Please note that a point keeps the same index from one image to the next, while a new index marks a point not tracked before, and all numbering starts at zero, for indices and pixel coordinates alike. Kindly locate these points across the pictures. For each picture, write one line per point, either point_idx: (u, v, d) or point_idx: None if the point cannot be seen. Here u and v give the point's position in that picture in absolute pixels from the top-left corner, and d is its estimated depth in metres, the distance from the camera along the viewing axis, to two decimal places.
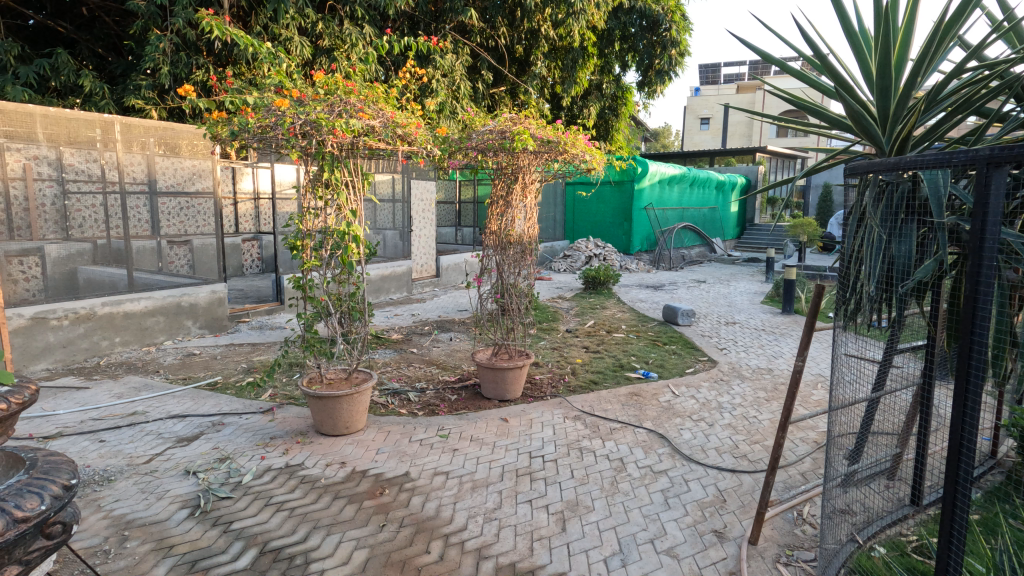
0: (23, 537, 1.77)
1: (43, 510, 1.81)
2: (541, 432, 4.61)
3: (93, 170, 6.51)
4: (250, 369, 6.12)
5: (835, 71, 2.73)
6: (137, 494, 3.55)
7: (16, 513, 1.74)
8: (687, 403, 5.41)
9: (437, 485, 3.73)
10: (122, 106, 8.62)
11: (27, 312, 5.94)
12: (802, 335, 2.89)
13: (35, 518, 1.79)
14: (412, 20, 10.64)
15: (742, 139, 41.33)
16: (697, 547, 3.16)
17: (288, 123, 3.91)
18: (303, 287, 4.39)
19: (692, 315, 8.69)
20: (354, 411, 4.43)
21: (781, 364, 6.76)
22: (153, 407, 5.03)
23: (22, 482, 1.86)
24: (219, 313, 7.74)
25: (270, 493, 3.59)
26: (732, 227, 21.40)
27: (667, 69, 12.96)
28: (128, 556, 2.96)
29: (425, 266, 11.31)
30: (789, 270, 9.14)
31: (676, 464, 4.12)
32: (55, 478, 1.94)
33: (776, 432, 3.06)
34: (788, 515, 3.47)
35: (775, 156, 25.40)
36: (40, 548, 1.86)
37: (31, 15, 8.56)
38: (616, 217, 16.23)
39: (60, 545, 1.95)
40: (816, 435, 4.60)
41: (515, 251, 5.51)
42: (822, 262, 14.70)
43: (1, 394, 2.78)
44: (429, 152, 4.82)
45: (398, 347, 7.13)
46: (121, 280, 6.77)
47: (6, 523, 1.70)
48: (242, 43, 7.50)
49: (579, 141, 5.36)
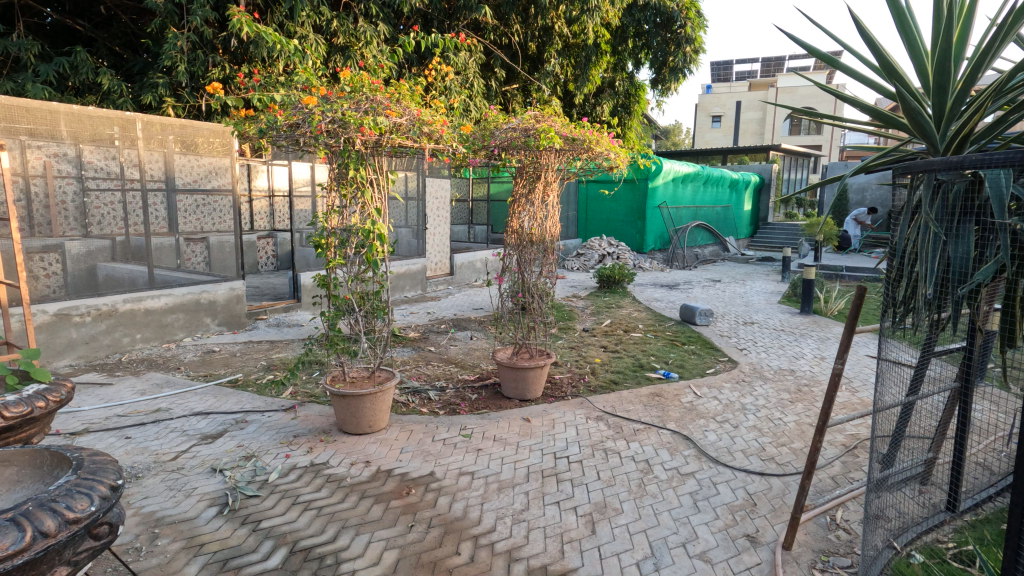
0: (73, 537, 1.79)
1: (92, 511, 1.83)
2: (564, 432, 4.58)
3: (112, 167, 6.71)
4: (270, 367, 6.13)
5: (890, 67, 2.63)
6: (165, 491, 3.56)
7: (67, 514, 1.76)
8: (710, 403, 5.35)
9: (463, 486, 3.71)
10: (139, 103, 8.66)
11: (50, 308, 5.99)
12: (843, 337, 2.82)
13: (85, 519, 1.81)
14: (426, 17, 10.59)
15: (754, 137, 40.99)
16: (730, 551, 3.12)
17: (316, 121, 3.88)
18: (328, 284, 4.39)
19: (710, 314, 8.61)
20: (377, 410, 4.42)
21: (803, 365, 6.69)
22: (176, 404, 5.05)
23: (72, 482, 1.88)
24: (237, 310, 7.75)
25: (297, 492, 3.59)
26: (745, 226, 21.24)
27: (682, 66, 12.78)
28: (160, 554, 2.97)
29: (439, 264, 11.32)
30: (808, 269, 9.02)
31: (703, 466, 4.07)
32: (102, 478, 1.96)
33: (813, 435, 2.98)
34: (822, 520, 3.41)
35: (789, 155, 25.16)
36: (88, 548, 1.88)
37: (49, 13, 8.61)
38: (630, 216, 16.13)
39: (106, 546, 1.95)
40: (844, 438, 4.54)
41: (536, 250, 5.46)
42: (837, 262, 14.42)
43: (40, 392, 2.93)
44: (455, 150, 4.81)
45: (416, 345, 7.12)
46: (140, 277, 6.82)
47: (58, 524, 1.73)
48: (270, 40, 7.57)
49: (602, 138, 5.31)
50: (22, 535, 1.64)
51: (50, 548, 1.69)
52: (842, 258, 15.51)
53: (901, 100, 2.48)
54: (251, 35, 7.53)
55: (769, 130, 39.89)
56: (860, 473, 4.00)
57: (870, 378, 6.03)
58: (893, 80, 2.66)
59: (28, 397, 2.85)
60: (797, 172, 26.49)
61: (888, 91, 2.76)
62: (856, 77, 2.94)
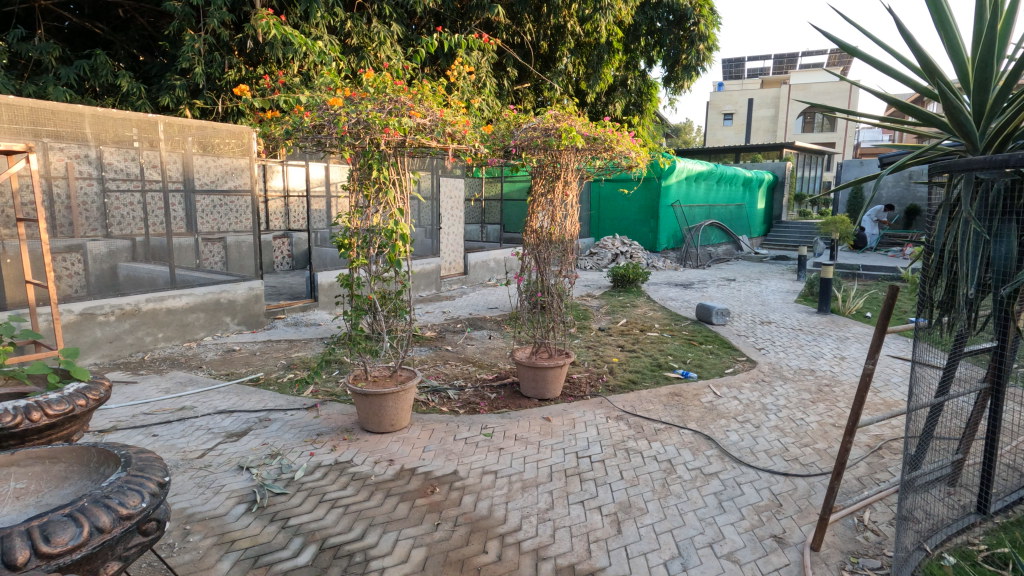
0: (126, 532, 1.98)
1: (143, 507, 2.04)
2: (585, 432, 4.57)
3: (132, 169, 6.65)
4: (290, 366, 6.19)
5: (930, 64, 2.59)
6: (194, 488, 3.62)
7: (121, 510, 1.96)
8: (731, 403, 5.32)
9: (487, 485, 3.73)
10: (158, 105, 8.74)
11: (75, 308, 6.11)
12: (874, 337, 2.80)
13: (137, 515, 2.02)
14: (438, 16, 10.60)
15: (766, 135, 40.61)
16: (757, 552, 3.11)
17: (341, 123, 3.94)
18: (351, 284, 4.41)
19: (726, 314, 8.55)
20: (399, 409, 4.44)
21: (824, 364, 6.63)
22: (200, 402, 5.11)
23: (124, 480, 2.08)
24: (256, 309, 7.82)
25: (323, 490, 3.62)
26: (759, 224, 21.06)
27: (695, 64, 12.63)
28: (193, 550, 3.01)
29: (453, 263, 11.36)
30: (825, 268, 8.92)
31: (727, 466, 4.06)
32: (151, 476, 2.17)
33: (843, 436, 2.96)
34: (849, 522, 3.39)
35: (803, 152, 24.93)
36: (137, 544, 2.07)
37: (68, 17, 8.73)
38: (642, 215, 16.07)
39: (155, 541, 2.14)
40: (869, 439, 4.51)
41: (556, 250, 5.45)
42: (854, 262, 13.99)
43: (81, 390, 3.11)
44: (477, 150, 4.82)
45: (433, 344, 7.16)
46: (161, 277, 6.93)
47: (113, 520, 1.92)
48: (296, 42, 7.69)
49: (623, 137, 5.28)
50: (80, 531, 1.84)
51: (105, 542, 1.89)
52: (860, 257, 15.04)
53: (942, 97, 2.44)
54: (278, 38, 7.69)
55: (781, 127, 39.50)
56: (886, 473, 3.97)
57: (892, 377, 5.97)
58: (933, 78, 2.61)
59: (69, 395, 3.01)
60: (811, 170, 26.21)
61: (922, 88, 2.70)
62: (891, 74, 2.88)
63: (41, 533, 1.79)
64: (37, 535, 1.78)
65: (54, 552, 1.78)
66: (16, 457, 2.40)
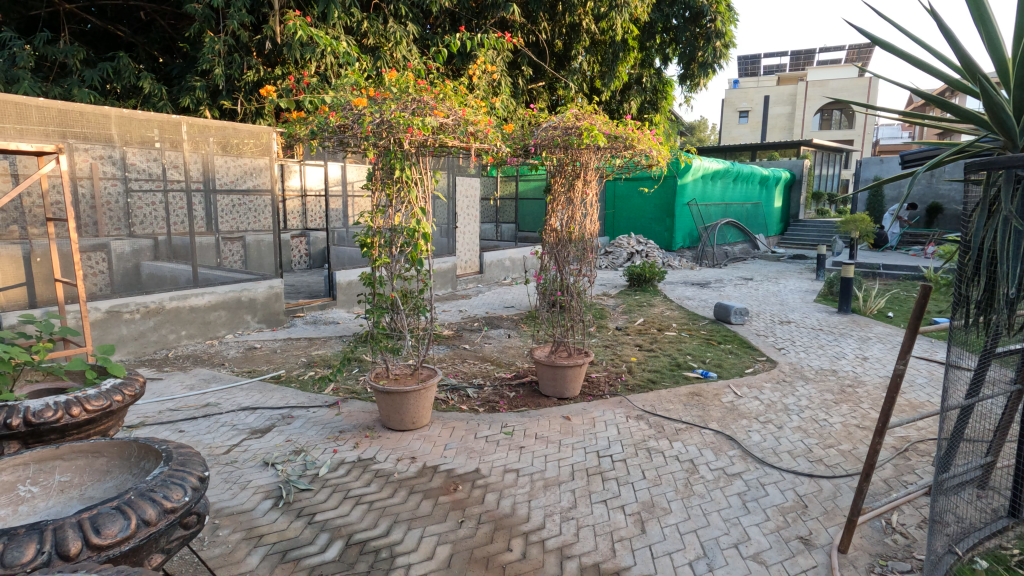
0: (169, 526, 2.11)
1: (186, 501, 2.18)
2: (605, 431, 4.56)
3: (154, 169, 6.71)
4: (310, 364, 6.25)
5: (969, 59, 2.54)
6: (222, 483, 3.68)
7: (166, 504, 2.09)
8: (752, 403, 5.28)
9: (509, 483, 3.74)
10: (178, 106, 8.86)
11: (102, 305, 6.25)
12: (905, 338, 2.75)
13: (180, 508, 2.15)
14: (454, 16, 10.62)
15: (782, 132, 40.09)
16: (784, 553, 3.08)
17: (366, 122, 3.97)
18: (374, 283, 4.44)
19: (745, 314, 8.48)
20: (420, 407, 4.47)
21: (846, 365, 6.55)
22: (224, 399, 5.19)
23: (167, 474, 2.23)
24: (275, 308, 7.91)
25: (348, 486, 3.66)
26: (776, 223, 20.82)
27: (712, 61, 12.44)
28: (222, 544, 3.06)
29: (469, 262, 11.40)
30: (846, 267, 8.80)
31: (750, 467, 4.02)
32: (191, 470, 2.32)
33: (872, 437, 2.92)
34: (876, 524, 3.35)
35: (822, 150, 24.60)
36: (179, 537, 2.19)
37: (91, 20, 8.89)
38: (658, 214, 15.97)
39: (194, 534, 2.26)
40: (894, 441, 4.44)
41: (576, 249, 5.45)
42: (875, 262, 13.67)
43: (117, 386, 3.20)
44: (499, 149, 4.84)
45: (451, 343, 7.19)
46: (183, 276, 7.09)
47: (158, 513, 2.05)
48: (322, 43, 7.78)
49: (644, 135, 5.21)
50: (128, 524, 1.97)
51: (150, 535, 2.02)
52: (880, 258, 14.62)
53: (984, 92, 2.39)
54: (304, 39, 7.79)
55: (798, 124, 38.95)
56: (913, 476, 3.91)
57: (917, 379, 5.88)
58: (972, 74, 2.57)
59: (106, 391, 3.10)
60: (828, 168, 25.86)
61: (959, 85, 2.65)
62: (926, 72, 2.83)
63: (91, 525, 1.92)
64: (88, 527, 1.91)
65: (104, 543, 1.90)
66: (61, 450, 2.55)
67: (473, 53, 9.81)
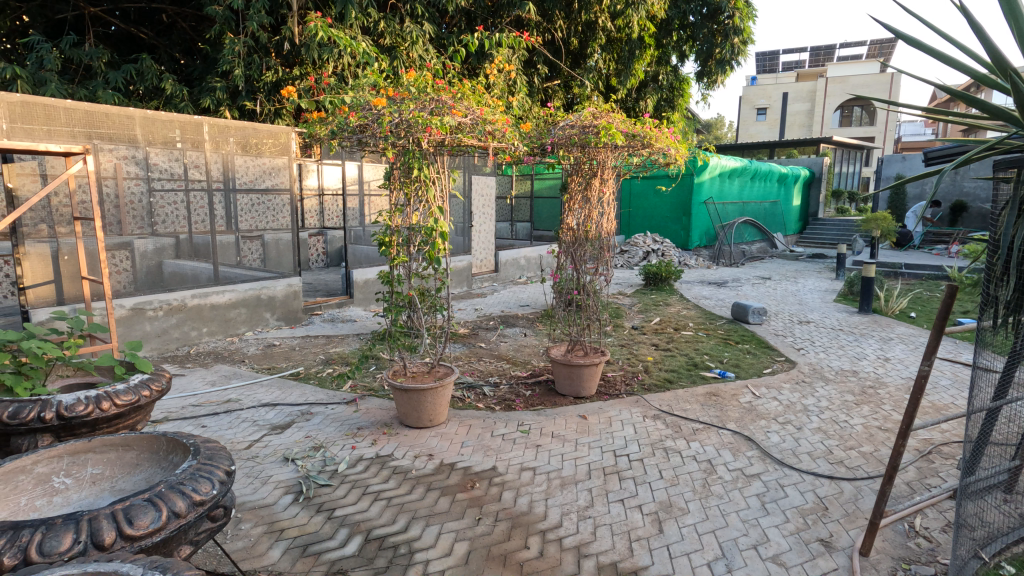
0: (197, 518, 2.16)
1: (213, 494, 2.23)
2: (622, 431, 4.55)
3: (176, 169, 6.86)
4: (328, 361, 6.33)
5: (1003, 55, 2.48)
6: (244, 478, 3.74)
7: (194, 496, 2.15)
8: (770, 404, 5.23)
9: (526, 481, 3.75)
10: (199, 107, 9.01)
11: (126, 302, 6.37)
12: (931, 339, 2.70)
13: (208, 501, 2.20)
14: (470, 15, 10.63)
15: (802, 130, 39.48)
16: (804, 555, 3.05)
17: (385, 122, 4.01)
18: (392, 282, 4.48)
19: (763, 313, 8.39)
20: (438, 404, 4.49)
21: (867, 366, 6.45)
22: (245, 395, 5.28)
23: (195, 467, 2.28)
24: (294, 306, 8.01)
25: (366, 482, 3.71)
26: (794, 222, 20.54)
27: (730, 58, 12.29)
28: (245, 537, 3.12)
29: (484, 261, 11.42)
30: (867, 266, 8.66)
31: (769, 468, 3.98)
32: (218, 464, 2.37)
33: (895, 439, 2.87)
34: (900, 527, 3.30)
35: (842, 147, 24.20)
36: (206, 529, 2.24)
37: (115, 23, 9.07)
38: (674, 213, 15.85)
39: (220, 527, 2.31)
40: (918, 443, 4.37)
41: (593, 248, 5.43)
42: (897, 262, 13.29)
43: (145, 382, 3.28)
44: (516, 148, 4.85)
45: (467, 341, 7.23)
46: (204, 273, 7.11)
47: (187, 506, 2.11)
48: (341, 44, 7.86)
49: (662, 133, 5.17)
50: (159, 515, 2.02)
51: (180, 527, 2.07)
52: (903, 258, 14.17)
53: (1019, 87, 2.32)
54: (324, 40, 7.86)
55: (817, 121, 38.34)
56: (937, 479, 3.84)
57: (941, 381, 5.77)
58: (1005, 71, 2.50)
59: (135, 387, 3.17)
60: (849, 165, 25.43)
61: (988, 83, 2.57)
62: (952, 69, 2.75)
63: (124, 516, 1.98)
64: (121, 518, 1.96)
65: (137, 533, 1.95)
66: (92, 444, 2.62)
67: (490, 52, 9.83)
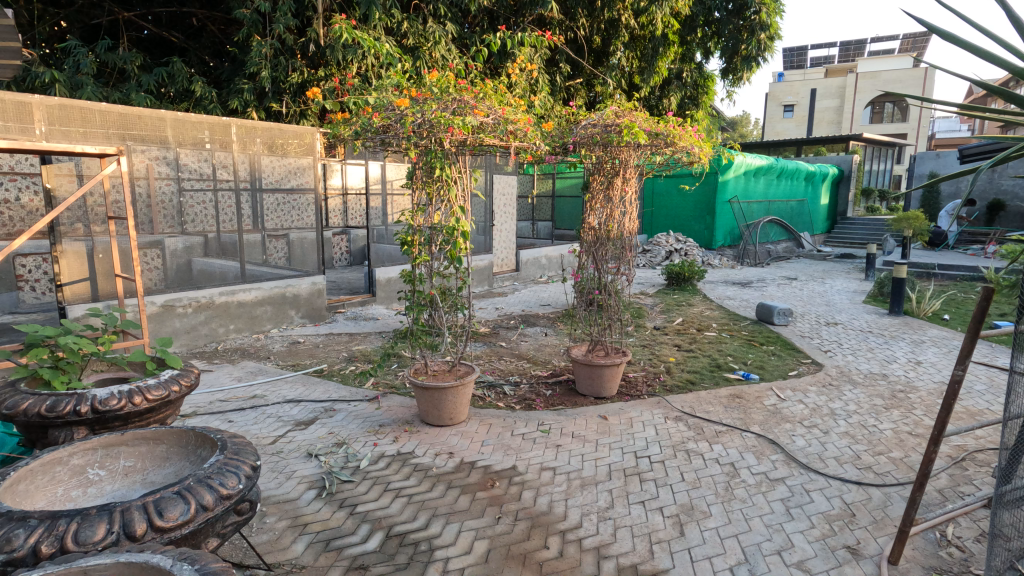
0: (223, 511, 2.21)
1: (239, 488, 2.28)
2: (643, 432, 4.52)
3: (204, 169, 7.03)
4: (351, 358, 6.42)
5: None
6: (269, 472, 3.82)
7: (222, 490, 2.20)
8: (796, 407, 5.13)
9: (546, 481, 3.74)
10: (227, 109, 9.20)
11: (158, 299, 6.56)
12: (965, 343, 2.62)
13: (234, 495, 2.25)
14: (492, 15, 10.64)
15: (831, 126, 38.49)
16: (830, 562, 2.99)
17: (408, 123, 4.04)
18: (414, 281, 4.50)
19: (789, 314, 8.23)
20: (458, 403, 4.51)
21: (897, 369, 6.27)
22: (270, 391, 5.39)
23: (223, 462, 2.34)
24: (318, 304, 8.13)
25: (387, 479, 3.75)
26: (822, 221, 20.10)
27: (756, 55, 12.06)
28: (269, 530, 3.18)
29: (505, 261, 11.45)
30: (898, 267, 8.43)
31: (794, 472, 3.91)
32: (245, 459, 2.42)
33: (927, 445, 2.79)
34: (930, 536, 3.21)
35: (873, 145, 23.58)
36: (233, 522, 2.30)
37: (147, 27, 9.30)
38: (698, 212, 15.64)
39: (246, 521, 2.37)
40: (950, 450, 4.24)
41: (614, 247, 5.40)
42: (929, 262, 12.97)
43: (175, 377, 3.37)
44: (538, 148, 4.84)
45: (488, 340, 7.26)
46: (231, 272, 7.27)
47: (214, 499, 2.16)
48: (365, 45, 7.94)
49: (686, 132, 5.11)
50: (188, 508, 2.08)
51: (208, 520, 2.12)
52: (936, 258, 13.86)
53: None
54: (348, 41, 7.94)
55: (847, 118, 37.42)
56: (970, 487, 3.73)
57: (976, 386, 5.58)
58: None
59: (165, 381, 3.26)
60: (880, 163, 24.79)
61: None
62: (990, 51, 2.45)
63: (155, 508, 2.03)
64: (152, 510, 2.02)
65: (167, 526, 2.01)
66: (126, 437, 2.71)
67: (513, 51, 9.84)
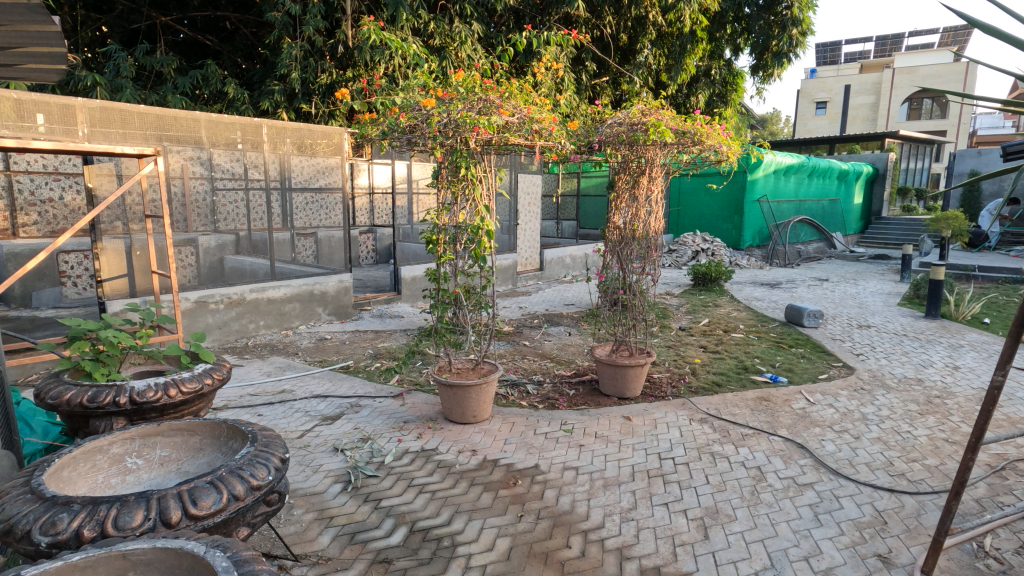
0: (254, 501, 2.27)
1: (269, 480, 2.34)
2: (667, 433, 4.47)
3: (237, 168, 7.17)
4: (377, 355, 6.50)
5: None
6: (296, 465, 3.91)
7: (252, 481, 2.26)
8: (826, 411, 5.01)
9: (569, 481, 3.74)
10: (259, 110, 9.41)
11: (191, 295, 6.72)
12: (1007, 347, 2.52)
13: (264, 486, 2.31)
14: (519, 14, 10.63)
15: (865, 124, 37.37)
16: (859, 571, 2.92)
17: (434, 122, 4.08)
18: (439, 279, 4.53)
19: (819, 316, 8.05)
20: (481, 401, 4.54)
21: (934, 374, 6.07)
22: (298, 386, 5.50)
23: (253, 454, 2.41)
24: (345, 301, 8.25)
25: (411, 475, 3.79)
26: (855, 220, 19.58)
27: (787, 51, 11.78)
28: (297, 522, 3.25)
29: (530, 260, 11.46)
30: (935, 268, 8.15)
31: (823, 478, 3.82)
32: (274, 452, 2.48)
33: (964, 453, 2.69)
34: (967, 547, 3.11)
35: (910, 142, 22.85)
36: (262, 513, 2.36)
37: (183, 31, 9.58)
38: (726, 211, 15.38)
39: (274, 511, 2.43)
40: (989, 459, 4.09)
41: (640, 247, 5.35)
42: (968, 262, 12.76)
43: (208, 371, 3.47)
44: (563, 147, 4.83)
45: (511, 339, 7.28)
46: (262, 269, 7.42)
47: (245, 490, 2.22)
48: (392, 46, 8.03)
49: (714, 130, 5.03)
50: (220, 497, 2.14)
51: (239, 509, 2.19)
52: (975, 258, 13.65)
53: None
54: (376, 42, 8.04)
55: (883, 115, 36.32)
56: (1011, 497, 3.59)
57: (1018, 393, 5.37)
58: None
59: (199, 374, 3.37)
60: (917, 161, 24.01)
61: None
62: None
63: (189, 497, 2.10)
64: (187, 498, 2.09)
65: (200, 513, 2.07)
66: (161, 427, 2.80)
67: (538, 51, 9.83)
